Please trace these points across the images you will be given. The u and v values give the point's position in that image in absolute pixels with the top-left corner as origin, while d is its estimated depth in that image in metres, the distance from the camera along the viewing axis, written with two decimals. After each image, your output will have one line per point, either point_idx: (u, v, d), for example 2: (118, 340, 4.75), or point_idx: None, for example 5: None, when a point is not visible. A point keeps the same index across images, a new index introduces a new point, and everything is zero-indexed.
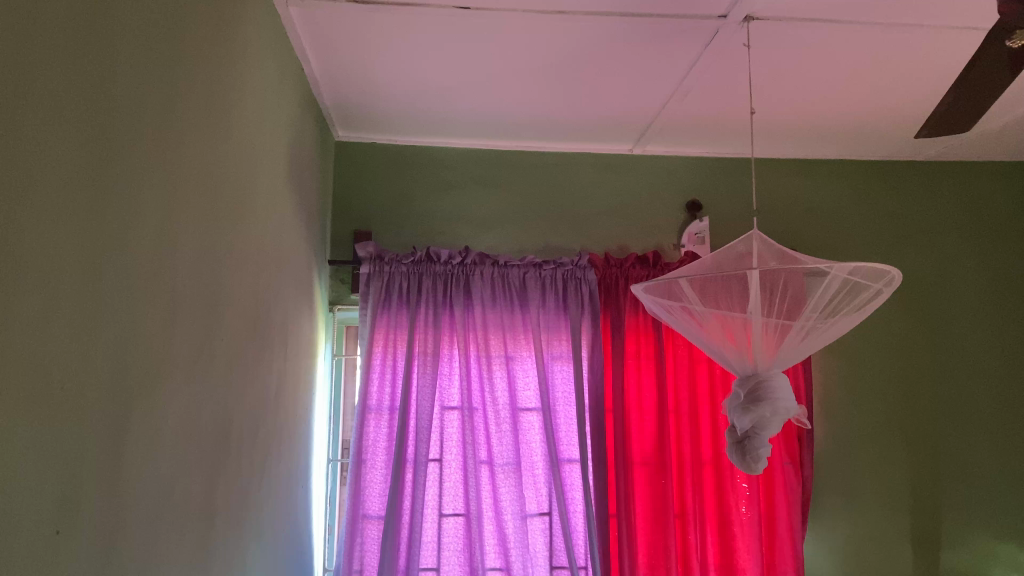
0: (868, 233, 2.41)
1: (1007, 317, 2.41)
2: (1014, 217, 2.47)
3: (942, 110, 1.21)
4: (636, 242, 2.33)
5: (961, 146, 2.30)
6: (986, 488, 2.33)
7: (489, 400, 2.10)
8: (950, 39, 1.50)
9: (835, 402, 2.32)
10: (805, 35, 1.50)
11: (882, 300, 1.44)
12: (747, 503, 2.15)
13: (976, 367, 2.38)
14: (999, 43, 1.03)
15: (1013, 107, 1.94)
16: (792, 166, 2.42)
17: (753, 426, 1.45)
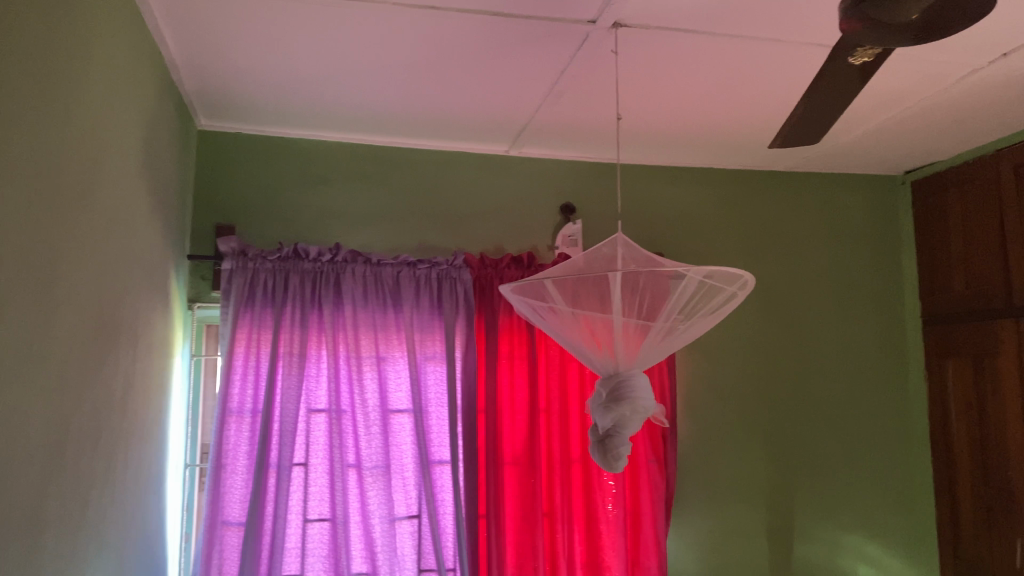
0: (733, 238, 2.50)
1: (855, 322, 2.57)
2: (863, 227, 2.63)
3: (795, 120, 1.25)
4: (511, 243, 2.34)
5: (817, 158, 2.43)
6: (836, 482, 2.46)
7: (357, 402, 2.05)
8: (804, 56, 1.58)
9: (699, 401, 2.39)
10: (671, 44, 1.54)
11: (737, 303, 1.50)
12: (613, 501, 2.18)
13: (828, 369, 2.52)
14: (842, 60, 1.06)
15: (862, 123, 2.06)
16: (663, 172, 2.48)
17: (614, 425, 1.47)
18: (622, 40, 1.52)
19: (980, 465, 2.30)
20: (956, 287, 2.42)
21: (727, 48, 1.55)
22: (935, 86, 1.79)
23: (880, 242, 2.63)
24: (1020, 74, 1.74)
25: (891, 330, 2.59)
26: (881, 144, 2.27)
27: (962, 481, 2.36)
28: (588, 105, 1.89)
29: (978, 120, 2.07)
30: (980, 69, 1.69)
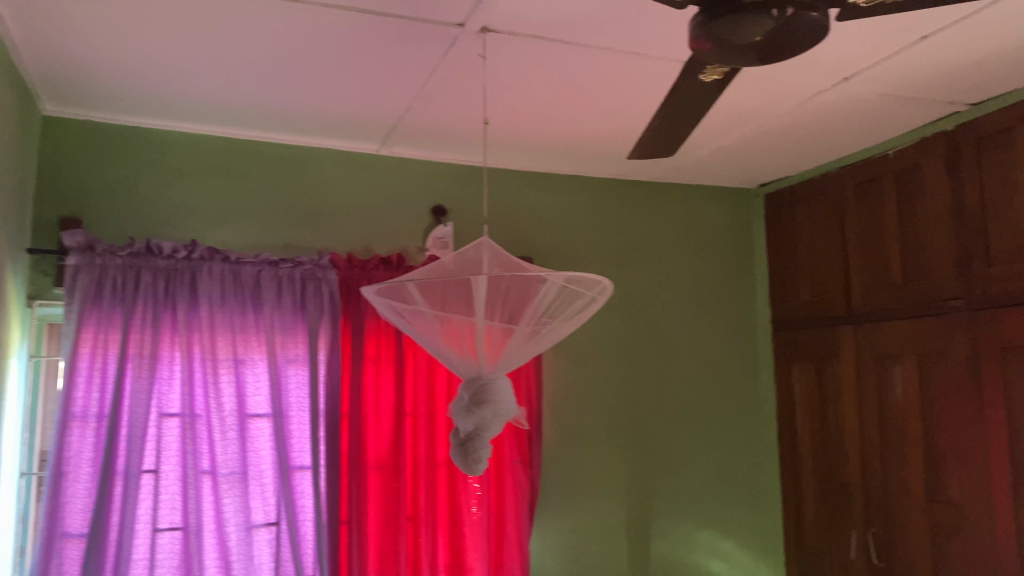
0: (599, 244, 2.56)
1: (711, 327, 2.68)
2: (720, 237, 2.75)
3: (652, 133, 1.29)
4: (379, 244, 2.31)
5: (680, 170, 2.52)
6: (692, 481, 2.56)
7: (213, 406, 1.97)
8: (664, 70, 1.63)
9: (564, 404, 2.43)
10: (538, 51, 1.56)
11: (596, 308, 1.53)
12: (477, 503, 2.20)
13: (686, 372, 2.62)
14: (694, 77, 1.10)
15: (718, 137, 2.15)
16: (533, 178, 2.51)
17: (476, 427, 1.48)
18: (489, 45, 1.53)
19: (821, 463, 2.44)
20: (802, 295, 2.57)
21: (591, 58, 1.58)
22: (784, 106, 1.89)
23: (735, 253, 2.77)
24: (859, 98, 1.87)
25: (744, 335, 2.73)
26: (739, 158, 2.38)
27: (805, 477, 2.51)
28: (457, 109, 1.89)
29: (825, 138, 2.20)
30: (825, 91, 1.81)
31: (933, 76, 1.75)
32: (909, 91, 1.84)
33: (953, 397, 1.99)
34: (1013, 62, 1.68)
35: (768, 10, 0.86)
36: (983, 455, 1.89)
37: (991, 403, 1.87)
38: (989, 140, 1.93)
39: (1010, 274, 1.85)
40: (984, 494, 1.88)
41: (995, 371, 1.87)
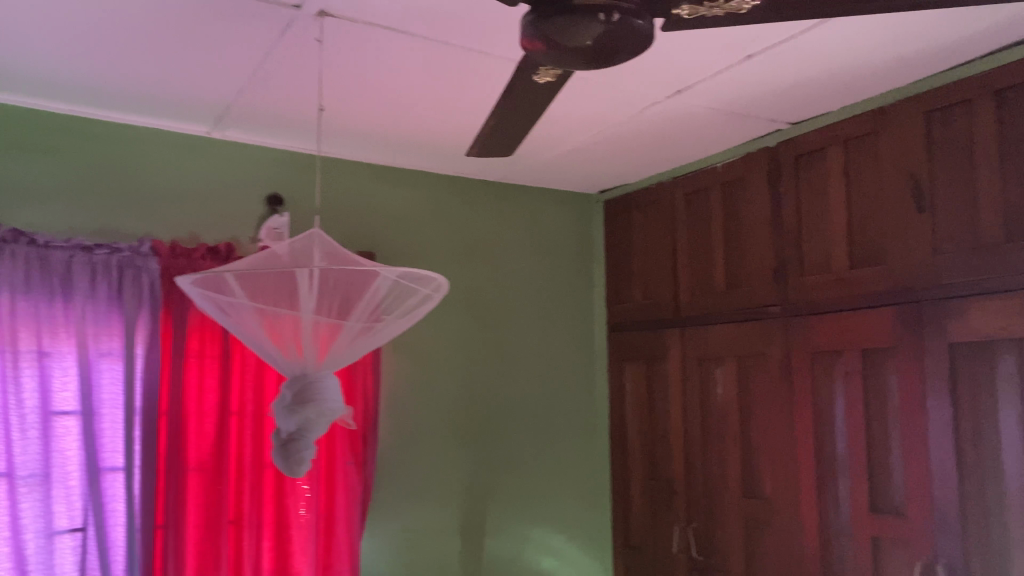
0: (443, 242, 2.53)
1: (550, 328, 2.72)
2: (562, 240, 2.80)
3: (489, 130, 1.28)
4: (208, 233, 2.18)
5: (525, 171, 2.53)
6: (527, 480, 2.59)
7: (12, 404, 1.79)
8: (505, 69, 1.64)
9: (402, 403, 2.38)
10: (378, 40, 1.52)
11: (428, 306, 1.52)
12: (305, 506, 2.11)
13: (524, 372, 2.64)
14: (529, 77, 1.09)
15: (560, 142, 2.18)
16: (378, 171, 2.45)
17: (299, 428, 1.43)
18: (328, 30, 1.47)
19: (649, 461, 2.53)
20: (636, 299, 2.66)
21: (433, 52, 1.56)
22: (623, 114, 1.94)
23: (575, 256, 2.83)
24: (692, 111, 1.94)
25: (581, 337, 2.79)
26: (582, 163, 2.42)
27: (634, 475, 2.59)
28: (295, 93, 1.81)
29: (662, 148, 2.28)
30: (661, 102, 1.87)
31: (758, 94, 1.84)
32: (737, 107, 1.93)
33: (768, 398, 2.10)
34: (827, 84, 1.79)
35: (594, 15, 0.86)
36: (791, 453, 2.01)
37: (802, 405, 1.99)
38: (806, 159, 2.06)
39: (819, 283, 1.97)
40: (791, 489, 2.00)
41: (805, 375, 1.99)
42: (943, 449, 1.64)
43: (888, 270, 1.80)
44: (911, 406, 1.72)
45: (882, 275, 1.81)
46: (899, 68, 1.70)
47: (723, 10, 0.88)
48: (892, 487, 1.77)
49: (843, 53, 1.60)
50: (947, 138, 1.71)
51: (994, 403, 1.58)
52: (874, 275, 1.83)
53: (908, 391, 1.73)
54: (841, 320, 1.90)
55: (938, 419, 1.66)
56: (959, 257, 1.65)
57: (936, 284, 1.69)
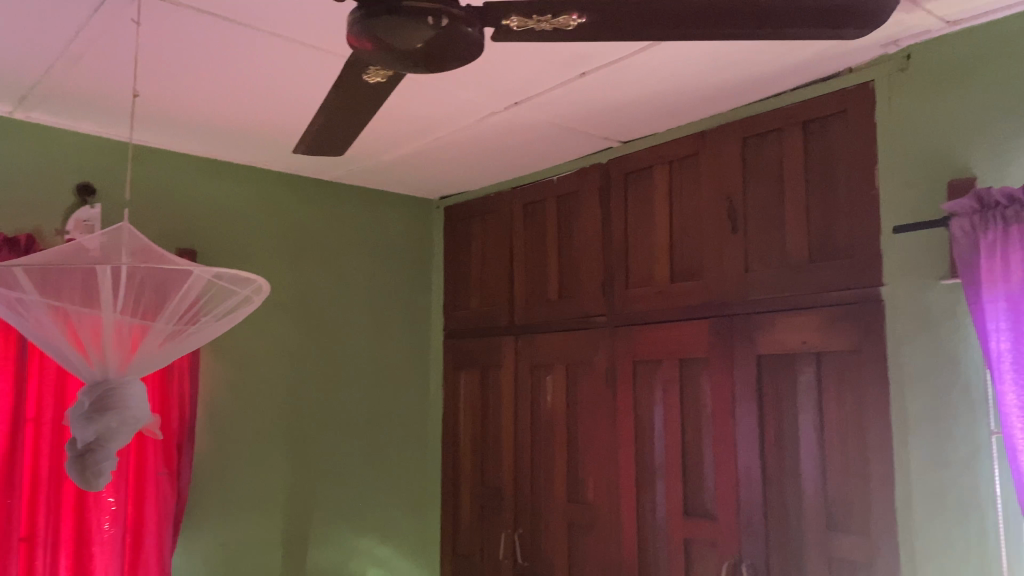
0: (274, 242, 2.44)
1: (384, 334, 2.68)
2: (400, 245, 2.77)
3: (316, 128, 1.24)
4: (7, 222, 1.98)
5: (362, 173, 2.48)
6: (355, 488, 2.54)
7: None
8: (336, 64, 1.59)
9: (223, 410, 2.26)
10: (202, 26, 1.44)
11: (249, 309, 1.45)
12: (110, 520, 1.95)
13: (356, 378, 2.59)
14: (357, 76, 1.05)
15: (397, 145, 2.15)
16: (206, 165, 2.32)
17: (97, 438, 1.32)
18: (146, 12, 1.38)
19: (479, 467, 2.54)
20: (472, 307, 2.67)
21: (263, 42, 1.50)
22: (461, 122, 1.94)
23: (412, 262, 2.80)
24: (529, 123, 1.97)
25: (415, 343, 2.77)
26: (421, 167, 2.40)
27: (464, 482, 2.59)
28: (111, 75, 1.68)
29: (500, 158, 2.30)
30: (499, 112, 1.88)
31: (592, 110, 1.89)
32: (572, 122, 1.98)
33: (593, 405, 2.16)
34: (655, 106, 1.87)
35: (423, 19, 0.84)
36: (614, 459, 2.08)
37: (624, 413, 2.06)
38: (635, 176, 2.14)
39: (643, 296, 2.05)
40: (612, 494, 2.07)
41: (628, 384, 2.06)
42: (750, 454, 1.74)
43: (705, 285, 1.90)
44: (721, 415, 1.82)
45: (700, 290, 1.91)
46: (719, 95, 1.80)
47: (551, 24, 0.89)
48: (704, 492, 1.86)
49: (668, 78, 1.68)
50: (760, 164, 1.83)
51: (794, 411, 1.69)
52: (693, 289, 1.92)
53: (720, 401, 1.83)
54: (662, 332, 1.98)
55: (745, 426, 1.76)
56: (767, 275, 1.76)
57: (747, 299, 1.80)
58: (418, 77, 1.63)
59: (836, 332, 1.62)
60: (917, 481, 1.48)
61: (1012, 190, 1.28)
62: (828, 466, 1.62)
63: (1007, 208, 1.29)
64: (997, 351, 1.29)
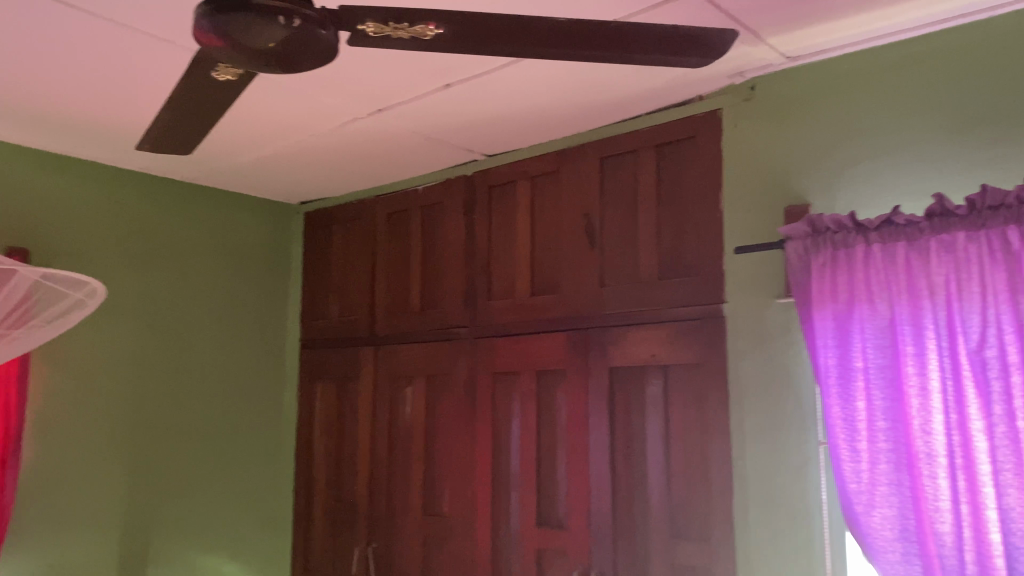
0: (118, 243, 2.30)
1: (237, 342, 2.58)
2: (256, 250, 2.68)
3: (162, 125, 1.18)
4: None
5: (217, 174, 2.39)
6: (200, 503, 2.42)
7: None
8: (182, 57, 1.53)
9: (55, 420, 2.11)
10: (35, 9, 1.34)
11: (82, 314, 1.37)
12: None
13: (205, 388, 2.47)
14: (206, 72, 1.01)
15: (255, 148, 2.08)
16: (42, 158, 2.17)
17: None
18: None
19: (333, 480, 2.48)
20: (331, 316, 2.61)
21: (105, 31, 1.42)
22: (322, 126, 1.90)
23: (269, 268, 2.71)
24: (391, 131, 1.95)
25: (270, 351, 2.68)
26: (280, 171, 2.33)
27: (318, 495, 2.52)
28: None
29: (362, 166, 2.27)
30: (360, 119, 1.85)
31: (456, 122, 1.89)
32: (435, 133, 1.98)
33: (450, 416, 2.16)
34: (517, 122, 1.90)
35: (275, 18, 0.82)
36: (469, 470, 2.08)
37: (481, 424, 2.07)
38: (498, 189, 2.16)
39: (503, 308, 2.07)
40: (467, 505, 2.07)
41: (485, 395, 2.07)
42: (601, 465, 1.78)
43: (562, 299, 1.93)
44: (575, 426, 1.85)
45: (557, 303, 1.94)
46: (579, 114, 1.85)
47: (409, 33, 0.89)
48: (557, 502, 1.90)
49: (529, 94, 1.71)
50: (616, 183, 1.89)
51: (643, 422, 1.75)
52: (550, 303, 1.96)
53: (574, 412, 1.86)
54: (521, 344, 2.01)
55: (597, 437, 1.80)
56: (620, 291, 1.82)
57: (601, 314, 1.85)
58: (276, 78, 1.58)
59: (683, 346, 1.69)
60: (752, 489, 1.56)
61: (840, 217, 1.37)
62: (673, 475, 1.68)
63: (836, 233, 1.39)
64: (825, 366, 1.38)
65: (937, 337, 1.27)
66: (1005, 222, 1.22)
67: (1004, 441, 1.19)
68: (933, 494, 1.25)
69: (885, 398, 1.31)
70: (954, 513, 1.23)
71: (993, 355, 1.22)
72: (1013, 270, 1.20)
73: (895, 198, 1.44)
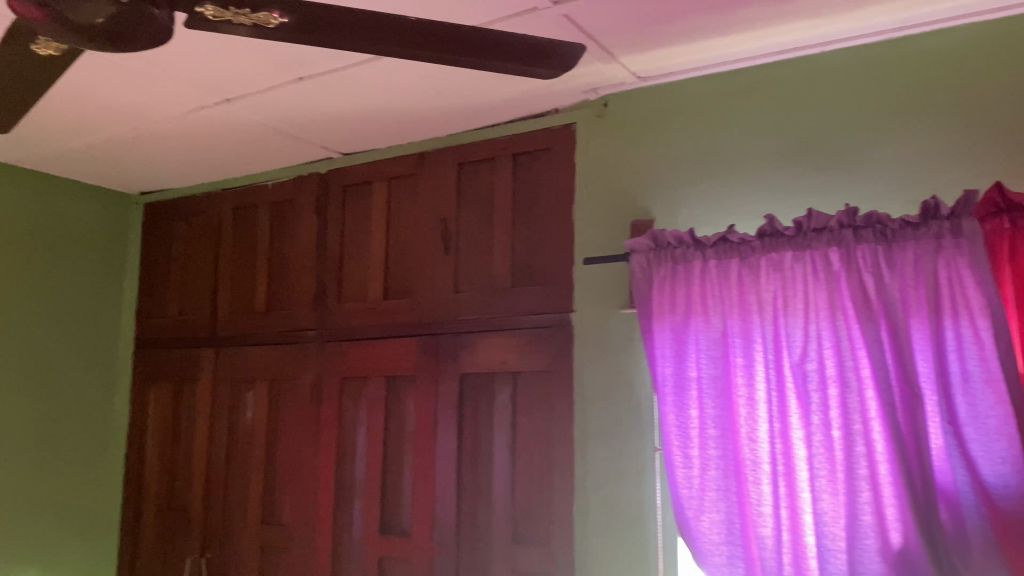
0: None
1: (63, 339, 2.39)
2: (88, 241, 2.50)
3: None
4: None
5: (46, 157, 2.21)
6: (13, 512, 2.22)
7: None
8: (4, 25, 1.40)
9: None
10: None
11: None
12: None
13: (25, 388, 2.27)
14: (23, 45, 0.93)
15: (89, 131, 1.94)
16: None
17: None
18: None
19: (165, 488, 2.35)
20: (170, 314, 2.47)
21: None
22: (165, 112, 1.79)
23: (102, 261, 2.54)
24: (241, 123, 1.87)
25: (100, 349, 2.50)
26: (118, 157, 2.19)
27: (147, 504, 2.38)
28: None
29: (209, 157, 2.16)
30: (207, 107, 1.76)
31: (311, 118, 1.84)
32: (289, 127, 1.91)
33: (294, 421, 2.09)
34: (374, 122, 1.86)
35: None
36: (312, 477, 2.02)
37: (325, 429, 2.01)
38: (352, 189, 2.12)
39: (353, 311, 2.03)
40: (308, 513, 2.00)
41: (331, 399, 2.02)
42: (447, 471, 1.77)
43: (414, 303, 1.92)
44: (422, 432, 1.83)
45: (409, 308, 1.92)
46: (437, 118, 1.83)
47: (251, 19, 0.85)
48: (401, 509, 1.87)
49: (387, 94, 1.68)
50: (472, 190, 1.89)
51: (490, 429, 1.75)
52: (402, 307, 1.93)
53: (421, 418, 1.84)
54: (370, 348, 1.97)
55: (445, 443, 1.79)
56: (472, 297, 1.82)
57: (452, 319, 1.84)
58: (112, 57, 1.48)
59: (532, 354, 1.71)
60: (592, 495, 1.59)
61: (680, 233, 1.43)
62: (517, 482, 1.70)
63: (676, 248, 1.44)
64: (663, 375, 1.43)
65: (764, 350, 1.35)
66: (828, 244, 1.31)
67: (820, 449, 1.27)
68: (756, 499, 1.32)
69: (716, 407, 1.37)
70: (775, 517, 1.30)
71: (813, 368, 1.30)
72: (833, 289, 1.29)
73: (730, 219, 1.52)
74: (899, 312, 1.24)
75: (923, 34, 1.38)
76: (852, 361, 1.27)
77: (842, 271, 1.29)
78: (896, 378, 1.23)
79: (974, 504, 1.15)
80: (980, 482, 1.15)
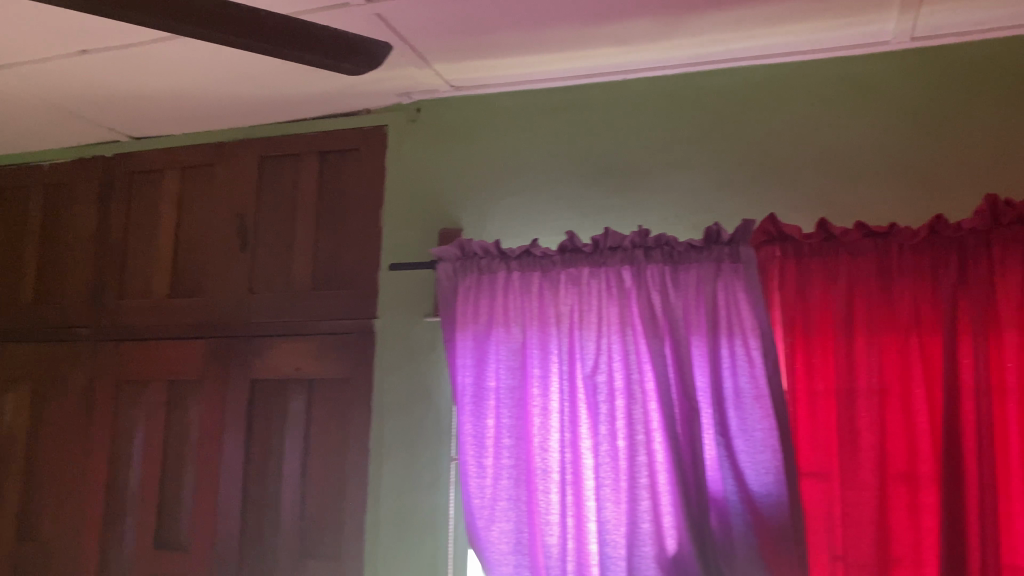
0: None
1: None
2: None
3: None
4: None
5: None
6: None
7: None
8: None
9: None
10: None
11: None
12: None
13: None
14: None
15: None
16: None
17: None
18: None
19: None
20: None
21: None
22: None
23: None
24: (14, 93, 1.69)
25: None
26: None
27: None
28: None
29: None
30: None
31: (99, 95, 1.68)
32: (70, 103, 1.74)
33: (59, 425, 1.90)
34: (170, 106, 1.74)
35: None
36: (78, 487, 1.84)
37: (97, 434, 1.84)
38: (141, 176, 1.97)
39: (135, 308, 1.88)
40: (72, 527, 1.82)
41: (106, 402, 1.85)
42: (232, 480, 1.67)
43: (205, 302, 1.80)
44: (207, 439, 1.72)
45: (198, 306, 1.80)
46: (240, 108, 1.74)
47: None
48: (180, 521, 1.75)
49: (186, 77, 1.57)
50: (274, 186, 1.81)
51: (281, 436, 1.68)
52: (191, 306, 1.81)
53: (206, 424, 1.73)
54: (152, 348, 1.83)
55: (231, 451, 1.69)
56: (268, 298, 1.74)
57: (246, 321, 1.75)
58: None
59: (330, 360, 1.65)
60: (386, 504, 1.56)
61: (486, 244, 1.43)
62: (308, 491, 1.63)
63: (482, 258, 1.45)
64: (462, 385, 1.42)
65: (559, 362, 1.38)
66: (621, 262, 1.36)
67: (607, 459, 1.32)
68: (545, 507, 1.35)
69: (511, 417, 1.39)
70: (561, 525, 1.33)
71: (602, 381, 1.34)
72: (625, 305, 1.35)
73: (533, 233, 1.55)
74: (682, 330, 1.31)
75: (715, 71, 1.48)
76: (639, 375, 1.32)
77: (633, 288, 1.35)
78: (676, 392, 1.30)
79: (740, 511, 1.24)
80: (746, 491, 1.24)
